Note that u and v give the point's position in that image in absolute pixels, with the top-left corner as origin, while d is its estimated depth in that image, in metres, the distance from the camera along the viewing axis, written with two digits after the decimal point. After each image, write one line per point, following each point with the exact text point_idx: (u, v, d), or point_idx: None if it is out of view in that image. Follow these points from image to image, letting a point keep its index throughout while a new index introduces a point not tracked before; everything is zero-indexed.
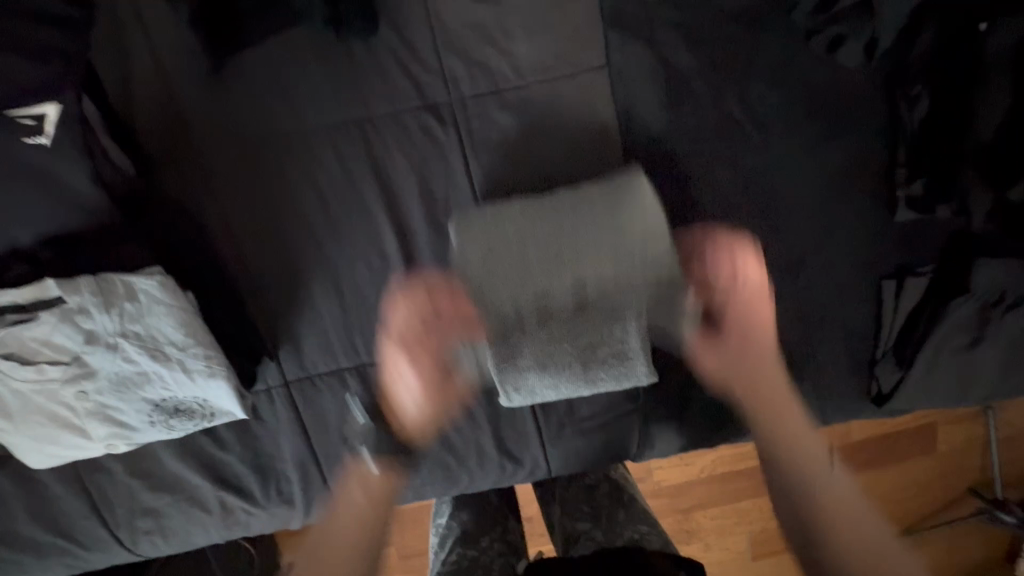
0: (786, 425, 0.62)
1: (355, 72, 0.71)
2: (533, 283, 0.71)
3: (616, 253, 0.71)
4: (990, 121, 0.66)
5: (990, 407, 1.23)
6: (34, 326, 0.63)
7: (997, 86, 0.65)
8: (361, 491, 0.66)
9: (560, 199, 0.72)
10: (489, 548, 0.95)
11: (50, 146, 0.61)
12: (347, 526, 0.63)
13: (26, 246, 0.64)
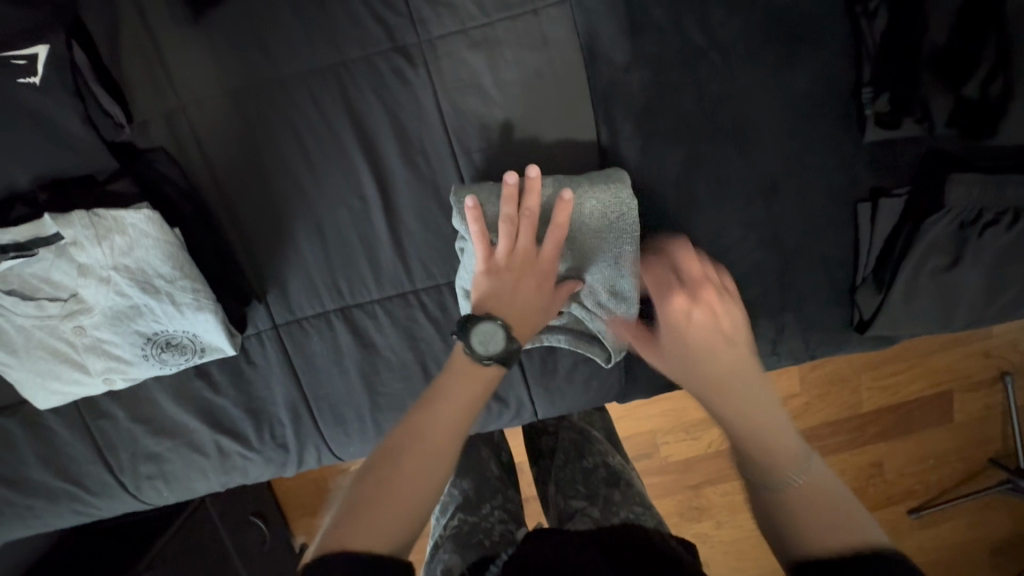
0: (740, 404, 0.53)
1: (326, 17, 0.74)
2: None
3: (601, 199, 0.72)
4: (941, 29, 0.69)
5: (1005, 371, 1.27)
6: (34, 262, 0.68)
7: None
8: (448, 408, 0.56)
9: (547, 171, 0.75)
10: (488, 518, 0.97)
11: (40, 84, 0.65)
12: (443, 443, 0.54)
13: (27, 189, 0.70)
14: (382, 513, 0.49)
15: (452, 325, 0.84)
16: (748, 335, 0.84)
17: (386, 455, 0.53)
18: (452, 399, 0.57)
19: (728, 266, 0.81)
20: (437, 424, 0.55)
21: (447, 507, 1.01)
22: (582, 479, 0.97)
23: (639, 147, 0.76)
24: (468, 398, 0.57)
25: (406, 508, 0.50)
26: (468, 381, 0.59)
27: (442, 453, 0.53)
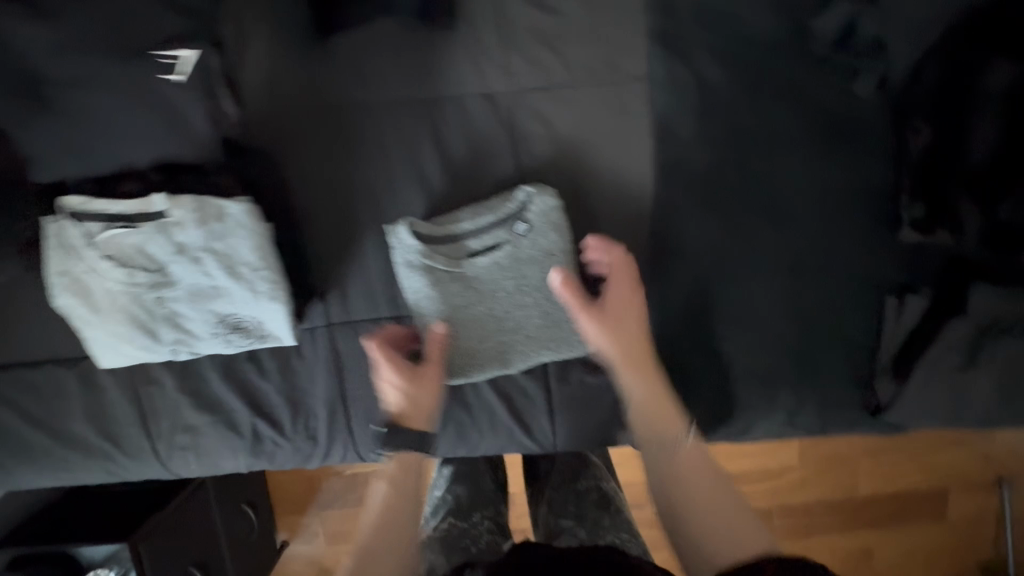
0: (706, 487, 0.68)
1: (430, 59, 0.82)
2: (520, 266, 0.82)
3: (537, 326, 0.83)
4: (981, 151, 0.74)
5: (1002, 478, 1.29)
6: (134, 233, 0.74)
7: (987, 121, 0.73)
8: (391, 527, 0.71)
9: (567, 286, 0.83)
10: (477, 526, 1.01)
11: (180, 83, 0.72)
12: (394, 534, 0.70)
13: (140, 167, 0.75)
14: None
15: None
16: (766, 402, 0.89)
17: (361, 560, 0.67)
18: (394, 501, 0.74)
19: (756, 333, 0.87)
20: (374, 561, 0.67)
21: (439, 508, 1.04)
22: (573, 500, 1.03)
23: (692, 213, 0.84)
24: (400, 504, 0.74)
25: None
26: (402, 483, 0.76)
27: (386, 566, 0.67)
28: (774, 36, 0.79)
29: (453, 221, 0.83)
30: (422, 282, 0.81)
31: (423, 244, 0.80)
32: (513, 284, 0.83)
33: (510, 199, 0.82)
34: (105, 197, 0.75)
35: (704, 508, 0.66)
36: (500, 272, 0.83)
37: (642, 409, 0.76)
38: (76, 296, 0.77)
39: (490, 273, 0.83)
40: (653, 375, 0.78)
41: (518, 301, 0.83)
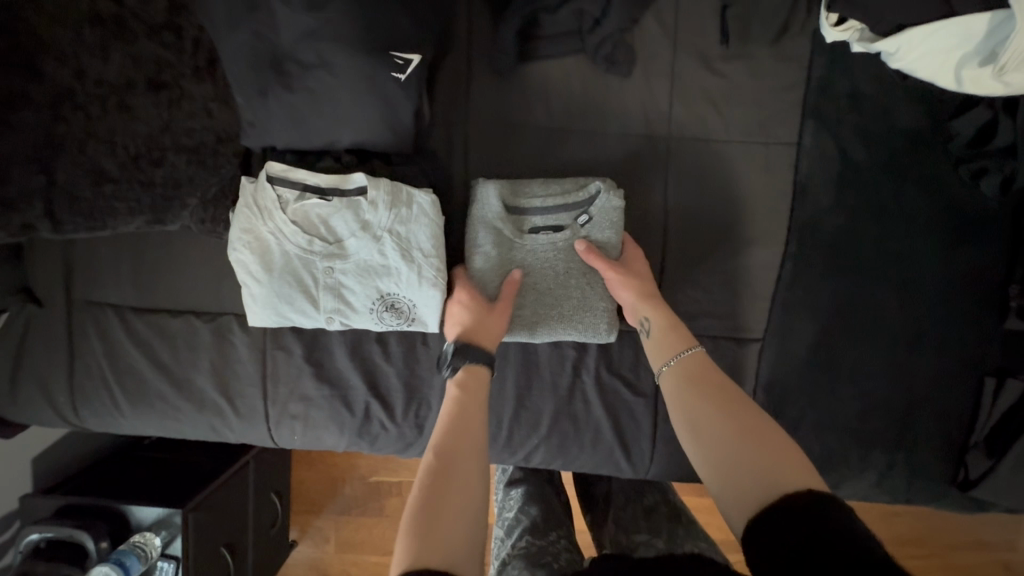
0: (725, 415, 0.69)
1: (605, 99, 0.91)
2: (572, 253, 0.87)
3: (570, 316, 0.88)
4: None
5: None
6: (325, 205, 0.81)
7: None
8: (462, 441, 0.68)
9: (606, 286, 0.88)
10: (555, 545, 0.94)
11: (403, 82, 0.78)
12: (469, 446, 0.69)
13: (341, 147, 0.82)
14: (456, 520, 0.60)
15: (618, 363, 0.95)
16: (860, 460, 0.94)
17: (441, 471, 0.65)
18: (459, 425, 0.70)
19: (861, 391, 0.93)
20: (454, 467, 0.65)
21: (514, 528, 0.99)
22: (642, 516, 0.98)
23: (818, 272, 0.91)
24: (470, 409, 0.73)
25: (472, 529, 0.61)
26: (472, 403, 0.74)
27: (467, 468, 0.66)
28: (916, 130, 0.88)
29: (533, 194, 0.88)
30: (487, 242, 0.85)
31: (501, 207, 0.85)
32: (564, 268, 0.87)
33: (584, 192, 0.87)
34: (304, 169, 0.82)
35: (729, 443, 0.66)
36: (554, 252, 0.88)
37: (656, 337, 0.82)
38: (253, 253, 0.82)
39: (545, 248, 0.87)
40: (657, 300, 0.84)
41: (565, 286, 0.88)
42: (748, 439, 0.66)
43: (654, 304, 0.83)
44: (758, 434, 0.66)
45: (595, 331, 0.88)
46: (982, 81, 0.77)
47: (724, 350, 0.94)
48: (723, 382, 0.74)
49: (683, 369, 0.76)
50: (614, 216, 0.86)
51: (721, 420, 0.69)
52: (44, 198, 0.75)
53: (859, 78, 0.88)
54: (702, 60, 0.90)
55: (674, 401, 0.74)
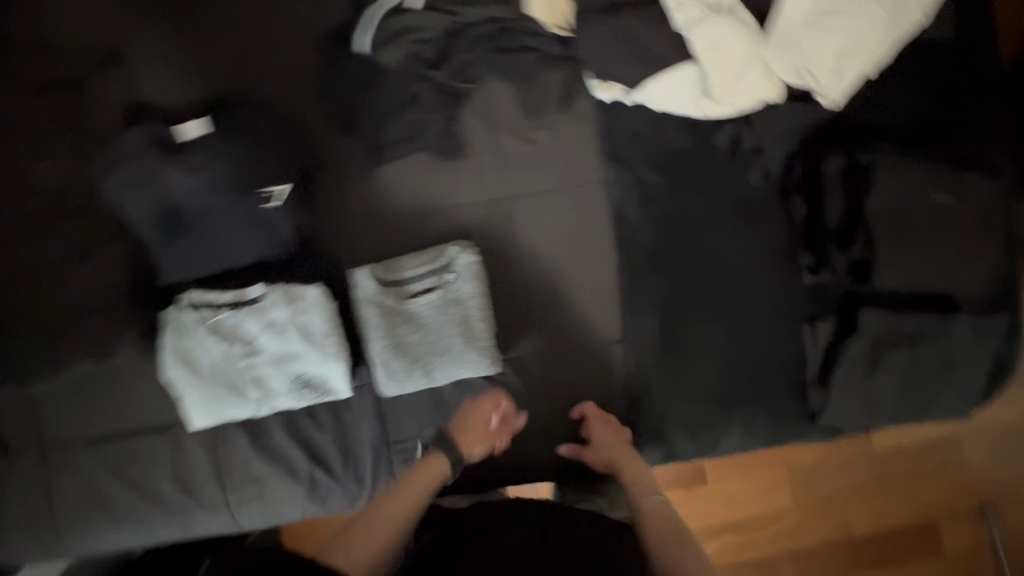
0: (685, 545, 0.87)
1: (448, 180, 1.14)
2: (447, 305, 1.07)
3: (455, 355, 1.06)
4: (836, 215, 1.05)
5: (986, 504, 1.47)
6: (234, 314, 1.00)
7: (835, 196, 1.05)
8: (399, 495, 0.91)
9: (482, 324, 1.07)
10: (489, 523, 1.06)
11: (277, 206, 1.00)
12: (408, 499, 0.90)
13: (241, 266, 1.03)
14: (350, 558, 0.80)
15: (512, 383, 1.14)
16: (726, 416, 1.13)
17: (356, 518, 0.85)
18: (401, 496, 0.90)
19: (710, 360, 1.13)
20: (366, 521, 0.85)
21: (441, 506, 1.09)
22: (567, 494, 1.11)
23: (647, 273, 1.13)
24: (418, 482, 0.94)
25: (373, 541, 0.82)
26: (417, 485, 0.92)
27: (380, 521, 0.85)
28: (690, 147, 1.12)
29: (405, 268, 1.08)
30: (374, 314, 1.04)
31: (379, 285, 1.05)
32: (442, 319, 1.06)
33: (442, 258, 1.08)
34: (214, 290, 1.01)
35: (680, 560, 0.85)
36: (432, 308, 1.07)
37: (630, 487, 1.02)
38: (184, 367, 1.00)
39: (424, 307, 1.07)
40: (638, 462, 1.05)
41: (446, 333, 1.06)
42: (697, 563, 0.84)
43: (631, 463, 1.05)
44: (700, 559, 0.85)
45: (478, 362, 1.06)
46: (717, 103, 1.02)
47: (593, 353, 1.15)
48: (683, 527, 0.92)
49: (650, 509, 0.96)
50: (473, 270, 1.07)
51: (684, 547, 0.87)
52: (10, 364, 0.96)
53: (635, 120, 1.13)
54: (515, 134, 1.14)
55: (643, 518, 0.95)
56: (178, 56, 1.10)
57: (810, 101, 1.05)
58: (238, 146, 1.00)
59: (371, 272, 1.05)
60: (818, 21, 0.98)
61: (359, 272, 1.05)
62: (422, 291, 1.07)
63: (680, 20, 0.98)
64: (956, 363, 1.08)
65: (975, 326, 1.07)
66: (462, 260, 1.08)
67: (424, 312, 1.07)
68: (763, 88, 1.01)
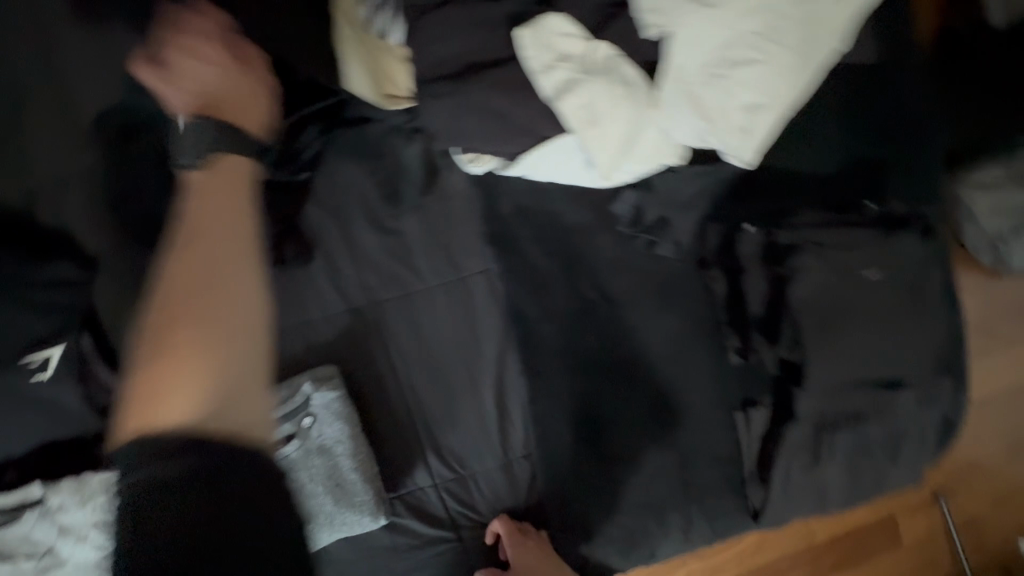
0: None
1: (295, 291, 0.91)
2: (308, 458, 0.86)
3: (324, 519, 0.85)
4: (755, 298, 0.87)
5: (938, 493, 1.28)
6: (16, 524, 0.76)
7: (753, 276, 0.87)
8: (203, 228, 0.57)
9: (355, 474, 0.87)
10: None
11: (48, 379, 0.80)
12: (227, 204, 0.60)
13: (21, 454, 0.81)
14: (179, 397, 0.48)
15: (404, 525, 0.94)
16: (661, 526, 0.97)
17: (171, 350, 0.51)
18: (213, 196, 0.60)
19: (636, 463, 0.97)
20: (214, 306, 0.52)
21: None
22: None
23: (553, 372, 0.96)
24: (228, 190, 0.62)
25: (211, 394, 0.49)
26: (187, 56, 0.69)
27: (228, 247, 0.56)
28: (586, 222, 0.95)
29: None
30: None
31: None
32: (304, 475, 0.86)
33: (296, 399, 0.86)
34: None
35: None
36: (291, 465, 0.86)
37: None
38: None
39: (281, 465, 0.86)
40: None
41: (311, 494, 0.85)
42: None
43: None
44: None
45: (354, 523, 0.86)
46: (609, 177, 0.83)
47: (500, 472, 0.97)
48: None
49: None
50: (337, 410, 0.87)
51: None
52: None
53: (518, 195, 0.94)
54: (374, 225, 0.92)
55: None
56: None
57: (716, 161, 0.88)
58: None
59: None
60: (725, 71, 0.77)
61: None
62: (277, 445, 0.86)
63: (545, 86, 0.77)
64: (906, 433, 0.96)
65: (922, 393, 0.94)
66: (322, 399, 0.87)
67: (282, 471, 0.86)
68: (662, 153, 0.83)
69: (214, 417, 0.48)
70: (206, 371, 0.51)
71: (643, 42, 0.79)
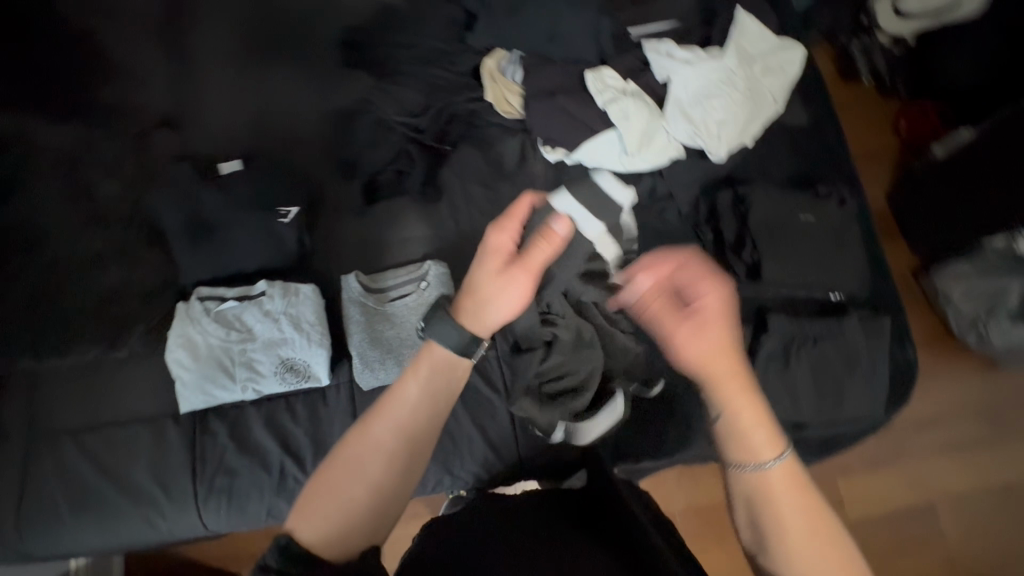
0: (815, 532, 0.71)
1: (428, 216, 1.37)
2: (419, 308, 1.25)
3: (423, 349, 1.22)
4: (729, 236, 1.32)
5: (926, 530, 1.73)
6: (237, 306, 1.18)
7: (727, 224, 1.33)
8: (391, 448, 0.72)
9: None
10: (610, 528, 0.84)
11: (288, 223, 1.25)
12: (411, 423, 0.73)
13: (248, 271, 1.24)
14: (315, 517, 0.67)
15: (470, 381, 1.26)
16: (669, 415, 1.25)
17: (348, 446, 0.72)
18: (414, 410, 0.74)
19: (650, 361, 1.27)
20: (368, 436, 0.72)
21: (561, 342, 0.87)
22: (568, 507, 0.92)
23: None
24: (432, 403, 0.75)
25: (343, 509, 0.68)
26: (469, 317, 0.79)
27: (404, 419, 0.73)
28: None
29: (387, 278, 1.29)
30: (357, 312, 1.23)
31: (363, 289, 1.25)
32: (414, 319, 1.25)
33: (419, 269, 1.29)
34: (220, 287, 1.21)
35: (808, 542, 0.71)
36: (407, 310, 1.25)
37: (738, 430, 0.75)
38: (185, 349, 1.15)
39: (400, 309, 1.25)
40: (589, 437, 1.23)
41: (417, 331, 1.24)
42: (818, 530, 0.71)
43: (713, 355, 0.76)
44: (817, 544, 0.71)
45: None
46: (634, 155, 1.33)
47: None
48: (800, 510, 0.73)
49: (774, 483, 0.74)
50: (445, 279, 1.28)
51: (811, 532, 0.71)
52: (46, 343, 1.16)
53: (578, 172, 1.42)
54: (484, 181, 1.41)
55: (764, 494, 0.74)
56: (218, 113, 1.40)
57: (702, 159, 1.39)
58: (258, 179, 1.28)
59: (360, 275, 1.26)
60: (704, 101, 1.33)
61: (353, 279, 1.25)
62: (400, 296, 1.27)
63: (601, 98, 1.33)
64: (857, 359, 1.25)
65: (863, 324, 1.26)
66: (435, 270, 1.29)
67: (399, 313, 1.25)
68: (668, 148, 1.36)
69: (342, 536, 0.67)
70: (370, 440, 0.72)
71: (656, 84, 1.38)
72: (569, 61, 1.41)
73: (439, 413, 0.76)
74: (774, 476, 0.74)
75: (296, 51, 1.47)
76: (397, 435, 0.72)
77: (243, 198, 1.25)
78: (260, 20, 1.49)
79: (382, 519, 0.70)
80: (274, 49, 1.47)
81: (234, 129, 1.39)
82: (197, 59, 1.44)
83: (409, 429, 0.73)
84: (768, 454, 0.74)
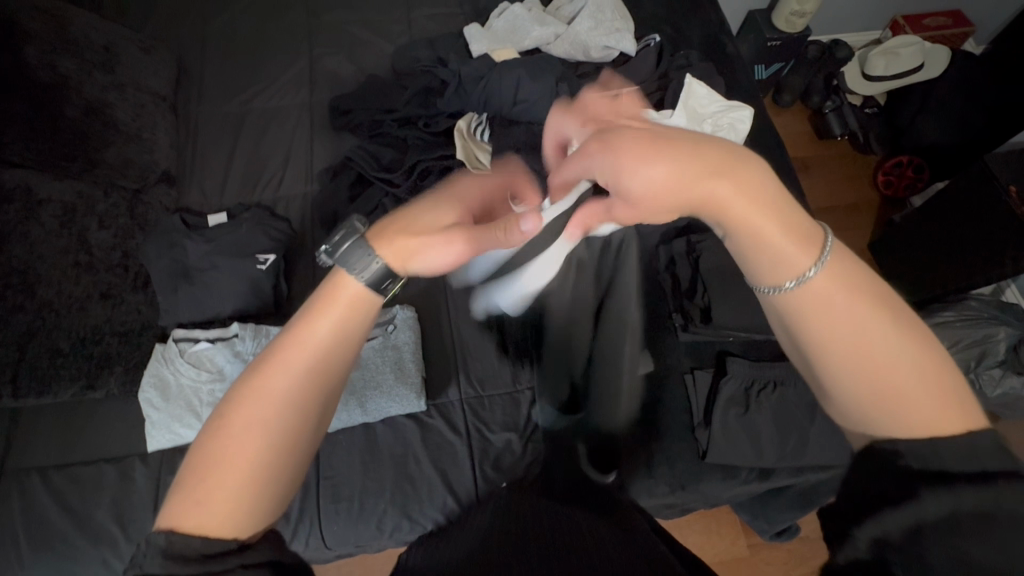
0: (879, 351, 0.56)
1: None
2: (385, 350, 1.30)
3: (386, 391, 1.26)
4: (685, 282, 1.38)
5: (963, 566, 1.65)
6: (209, 346, 1.24)
7: (683, 272, 1.39)
8: (288, 402, 0.59)
9: (412, 366, 1.30)
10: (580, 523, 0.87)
11: (264, 269, 1.32)
12: (313, 372, 0.61)
13: (223, 315, 1.31)
14: (198, 499, 0.55)
15: (432, 423, 1.29)
16: (630, 458, 1.24)
17: (234, 408, 0.58)
18: (318, 355, 0.61)
19: None
20: (258, 392, 0.59)
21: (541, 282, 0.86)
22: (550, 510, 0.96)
23: None
24: (339, 345, 0.62)
25: (227, 484, 0.56)
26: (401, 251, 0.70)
27: (304, 368, 0.60)
28: None
29: None
30: None
31: None
32: (379, 360, 1.29)
33: (386, 314, 1.35)
34: (196, 330, 1.28)
35: (850, 366, 0.57)
36: (372, 353, 1.30)
37: (770, 241, 0.60)
38: (156, 389, 1.21)
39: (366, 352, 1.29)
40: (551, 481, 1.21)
41: (381, 373, 1.27)
42: (885, 352, 0.56)
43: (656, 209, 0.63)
44: (884, 368, 0.55)
45: (403, 400, 1.26)
46: None
47: (505, 400, 1.32)
48: (862, 317, 0.57)
49: (819, 291, 0.58)
50: (410, 323, 1.35)
51: (877, 355, 0.56)
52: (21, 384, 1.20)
53: None
54: None
55: (811, 303, 0.59)
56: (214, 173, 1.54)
57: None
58: (240, 228, 1.37)
59: None
60: None
61: None
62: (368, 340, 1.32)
63: None
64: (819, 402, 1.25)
65: None
66: (401, 314, 1.35)
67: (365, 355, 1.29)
68: None
69: (234, 520, 0.56)
70: (261, 397, 0.59)
71: None
72: (533, 122, 1.52)
73: (349, 354, 0.64)
74: (819, 290, 0.58)
75: (288, 117, 1.62)
76: (298, 387, 0.60)
77: (224, 246, 1.34)
78: (259, 93, 1.66)
79: (288, 488, 0.60)
80: (268, 116, 1.63)
81: (227, 187, 1.52)
82: (200, 131, 1.62)
83: (313, 377, 0.61)
84: (804, 261, 0.59)
